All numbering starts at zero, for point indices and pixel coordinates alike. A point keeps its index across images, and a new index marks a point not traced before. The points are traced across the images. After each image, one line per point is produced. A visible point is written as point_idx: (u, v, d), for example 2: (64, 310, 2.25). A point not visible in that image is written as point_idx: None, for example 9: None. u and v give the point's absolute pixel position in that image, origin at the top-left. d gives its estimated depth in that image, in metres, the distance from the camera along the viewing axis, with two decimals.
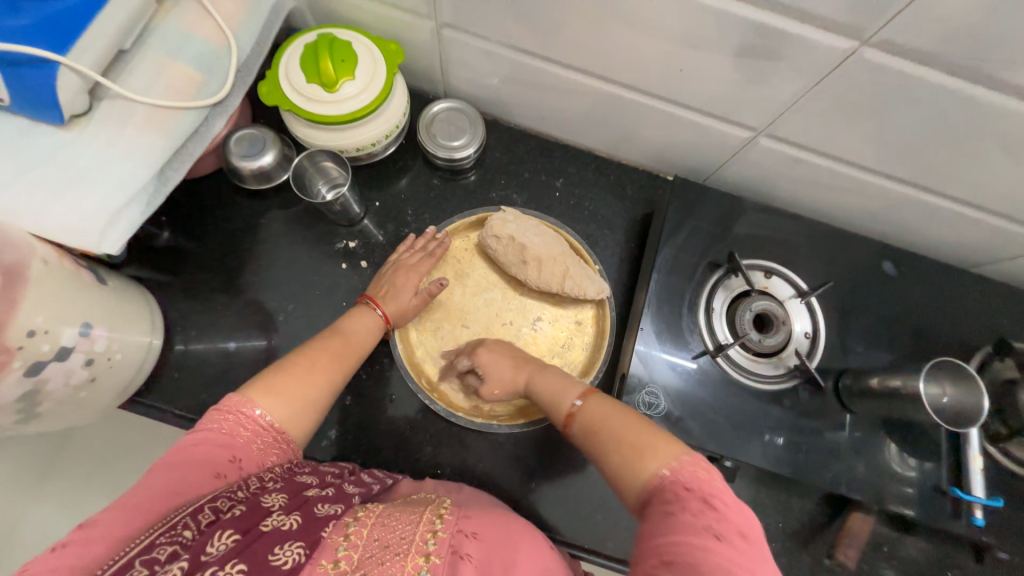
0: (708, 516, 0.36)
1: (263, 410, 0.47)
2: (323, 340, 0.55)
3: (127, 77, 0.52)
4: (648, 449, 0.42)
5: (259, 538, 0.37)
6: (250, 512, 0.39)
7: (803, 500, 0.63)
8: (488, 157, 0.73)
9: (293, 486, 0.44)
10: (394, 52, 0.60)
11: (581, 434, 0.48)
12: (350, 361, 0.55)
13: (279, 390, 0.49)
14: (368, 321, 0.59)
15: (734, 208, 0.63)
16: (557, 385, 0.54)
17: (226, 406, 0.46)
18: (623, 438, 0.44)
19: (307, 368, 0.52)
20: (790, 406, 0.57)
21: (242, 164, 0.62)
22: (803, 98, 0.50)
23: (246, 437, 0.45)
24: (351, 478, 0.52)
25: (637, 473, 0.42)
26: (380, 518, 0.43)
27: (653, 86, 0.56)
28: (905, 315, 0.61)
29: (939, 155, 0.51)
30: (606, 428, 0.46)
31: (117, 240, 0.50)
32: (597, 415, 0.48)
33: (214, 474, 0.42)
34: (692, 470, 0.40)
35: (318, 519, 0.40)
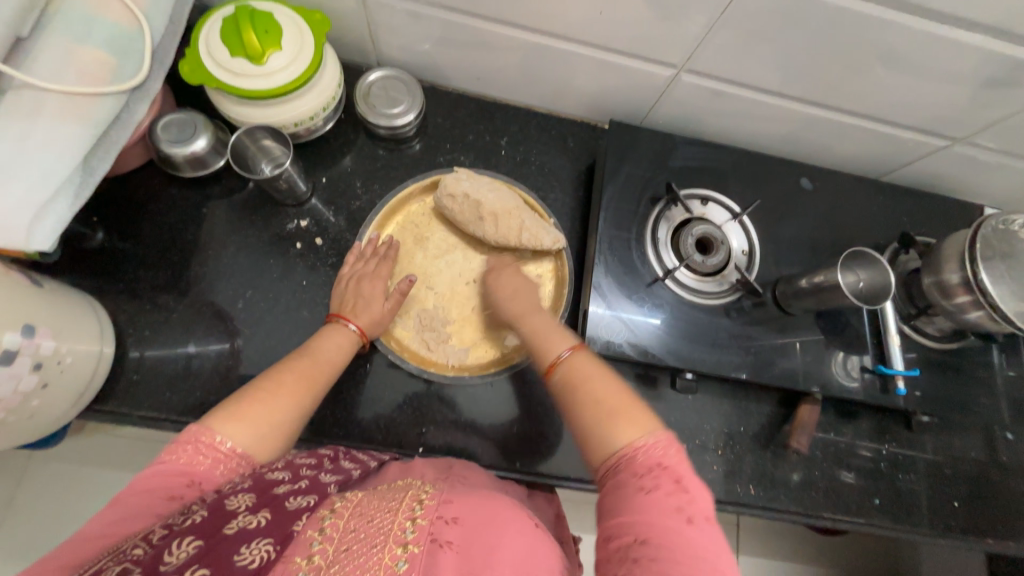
0: (678, 497, 0.39)
1: (226, 436, 0.45)
2: (292, 362, 0.54)
3: (30, 66, 0.49)
4: (623, 419, 0.44)
5: (222, 541, 0.36)
6: (212, 516, 0.39)
7: (758, 403, 0.70)
8: (430, 123, 0.73)
9: (259, 485, 0.43)
10: (319, 21, 0.59)
11: (562, 384, 0.50)
12: (318, 382, 0.54)
13: (246, 417, 0.47)
14: (338, 340, 0.59)
15: (667, 145, 0.68)
16: (547, 335, 0.55)
17: (185, 438, 0.44)
18: (604, 402, 0.46)
19: (273, 391, 0.50)
20: (735, 316, 0.63)
21: (173, 150, 0.59)
22: (711, 30, 0.54)
23: (208, 464, 0.43)
24: (329, 466, 0.51)
25: (608, 440, 0.44)
26: (356, 508, 0.42)
27: (578, 33, 0.59)
28: (824, 224, 0.69)
29: (834, 72, 0.57)
30: (590, 385, 0.48)
31: (48, 236, 0.48)
32: (579, 371, 0.49)
33: (168, 497, 0.41)
34: (662, 448, 0.42)
35: (289, 513, 0.40)
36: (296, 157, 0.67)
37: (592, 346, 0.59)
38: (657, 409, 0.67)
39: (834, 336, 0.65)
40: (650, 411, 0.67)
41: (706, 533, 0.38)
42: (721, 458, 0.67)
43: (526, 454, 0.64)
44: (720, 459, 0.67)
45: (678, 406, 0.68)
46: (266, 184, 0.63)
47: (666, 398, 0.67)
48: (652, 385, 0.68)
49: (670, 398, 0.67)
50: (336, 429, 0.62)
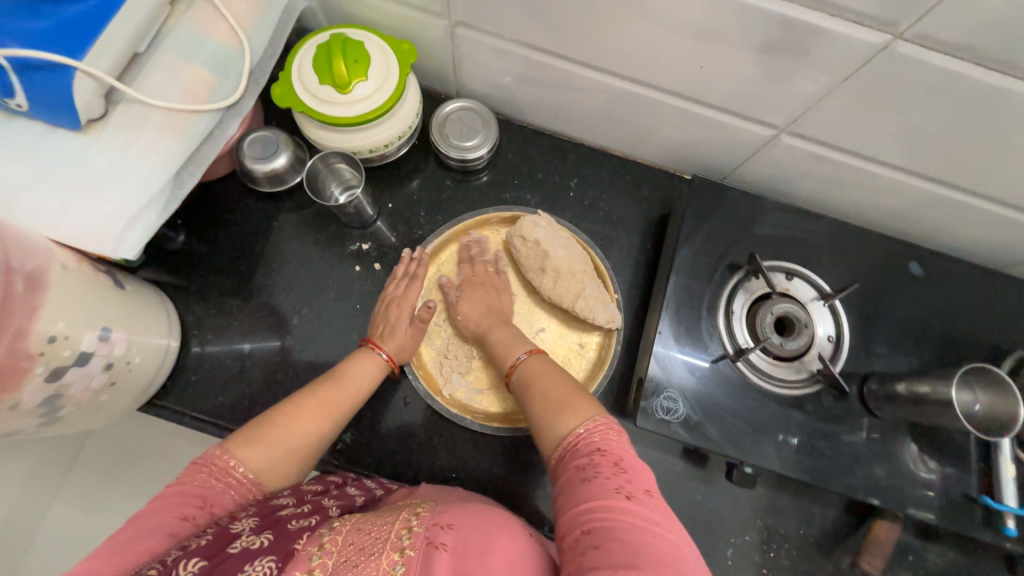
0: (618, 478, 0.39)
1: (240, 462, 0.46)
2: (320, 386, 0.54)
3: (143, 82, 0.53)
4: (568, 406, 0.46)
5: (227, 559, 0.36)
6: (217, 538, 0.38)
7: (824, 506, 0.62)
8: (501, 157, 0.72)
9: (266, 509, 0.44)
10: (406, 52, 0.59)
11: (518, 385, 0.52)
12: (339, 410, 0.53)
13: (263, 442, 0.48)
14: (366, 366, 0.57)
15: (754, 208, 0.61)
16: (508, 343, 0.58)
17: (204, 458, 0.45)
18: (551, 394, 0.48)
19: (292, 418, 0.50)
20: (811, 411, 0.56)
21: (256, 167, 0.62)
22: (827, 95, 0.48)
23: (220, 488, 0.44)
24: (334, 492, 0.51)
25: (554, 427, 0.46)
26: (355, 525, 0.42)
27: (670, 84, 0.55)
28: (933, 318, 0.59)
29: (972, 151, 0.49)
30: (541, 384, 0.50)
31: (135, 244, 0.49)
32: (535, 370, 0.52)
33: (180, 517, 0.41)
34: (604, 433, 0.43)
35: (291, 534, 0.40)
36: (366, 181, 0.68)
37: (645, 422, 0.55)
38: (704, 493, 0.61)
39: (930, 450, 0.56)
40: (697, 495, 0.61)
41: (644, 507, 0.37)
42: (772, 564, 0.60)
43: (555, 517, 0.61)
44: (771, 566, 0.60)
45: (730, 496, 0.62)
46: (335, 209, 0.65)
47: (717, 485, 0.62)
48: (702, 468, 0.62)
49: (721, 486, 0.61)
50: (368, 459, 0.61)
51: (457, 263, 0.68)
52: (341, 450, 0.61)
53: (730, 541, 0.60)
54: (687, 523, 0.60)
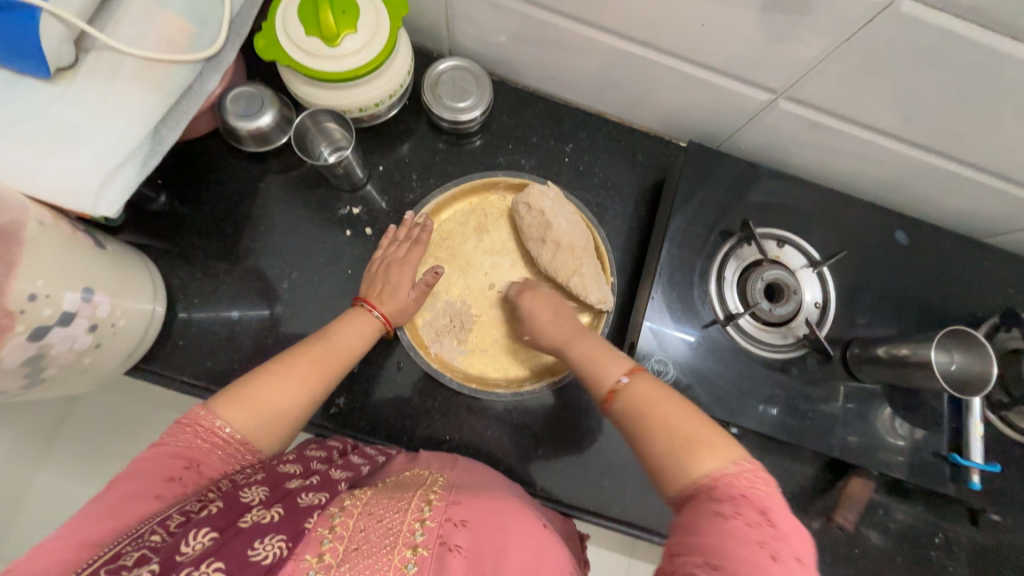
0: (764, 532, 0.34)
1: (227, 422, 0.45)
2: (308, 347, 0.53)
3: (115, 28, 0.49)
4: (700, 445, 0.39)
5: (236, 535, 0.36)
6: (225, 509, 0.39)
7: (802, 465, 0.65)
8: (495, 120, 0.70)
9: (271, 479, 0.44)
10: (399, 3, 0.55)
11: (624, 412, 0.44)
12: (329, 370, 0.52)
13: (249, 402, 0.46)
14: (356, 326, 0.57)
15: (749, 175, 0.61)
16: (603, 360, 0.49)
17: (190, 418, 0.44)
18: (675, 428, 0.41)
19: (279, 377, 0.49)
20: (796, 373, 0.58)
21: (240, 125, 0.59)
22: (827, 58, 0.48)
23: (207, 448, 0.44)
24: (338, 461, 0.52)
25: (686, 469, 0.39)
26: (366, 506, 0.42)
27: (671, 44, 0.54)
28: (915, 285, 0.61)
29: (965, 120, 0.49)
30: (654, 414, 0.42)
31: (114, 201, 0.48)
32: (642, 397, 0.44)
33: (167, 478, 0.41)
34: (749, 479, 0.37)
35: (301, 510, 0.40)
36: (356, 142, 0.66)
37: None
38: None
39: (906, 411, 0.58)
40: None
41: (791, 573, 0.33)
42: None
43: (545, 478, 0.63)
44: None
45: None
46: (325, 169, 0.62)
47: None
48: None
49: None
50: (362, 423, 0.62)
51: (461, 221, 0.68)
52: (335, 413, 0.61)
53: None
54: None
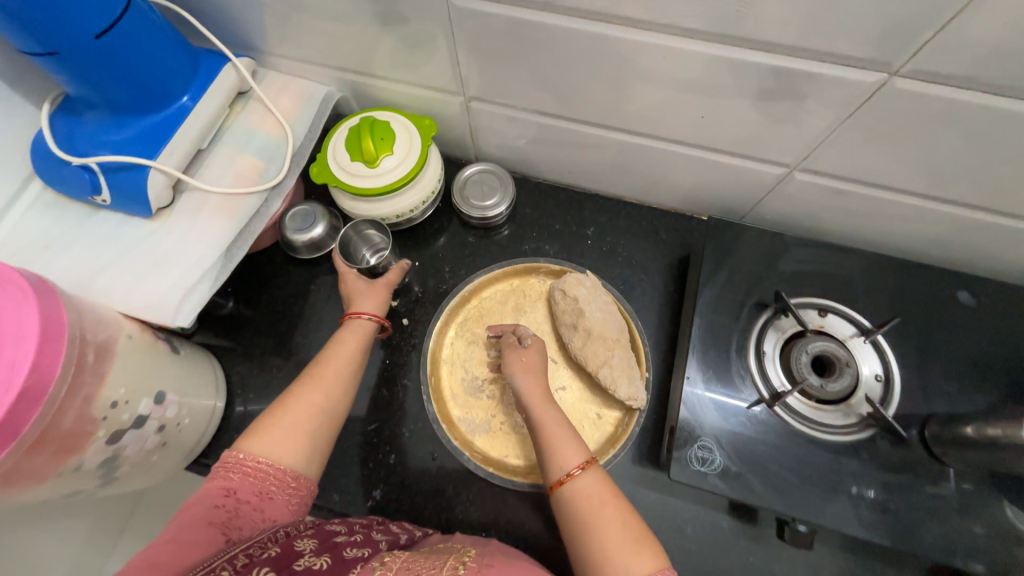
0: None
1: (245, 452, 0.47)
2: (312, 369, 0.55)
3: (205, 172, 0.61)
4: (636, 551, 0.40)
5: (293, 573, 0.37)
6: (283, 552, 0.40)
7: (901, 571, 0.55)
8: (518, 212, 0.75)
9: (320, 534, 0.45)
10: (427, 126, 0.65)
11: (573, 504, 0.44)
12: (337, 379, 0.54)
13: (261, 432, 0.49)
14: (356, 336, 0.59)
15: (776, 245, 0.60)
16: (558, 439, 0.47)
17: (223, 463, 0.46)
18: (623, 530, 0.41)
19: (286, 402, 0.51)
20: (868, 459, 0.51)
21: (295, 237, 0.68)
22: (836, 131, 0.48)
23: (237, 478, 0.45)
24: (379, 527, 0.52)
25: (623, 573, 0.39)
26: (404, 564, 0.41)
27: (676, 135, 0.57)
28: (994, 351, 0.54)
29: (1005, 175, 0.47)
30: (600, 508, 0.43)
31: (190, 312, 0.55)
32: (591, 495, 0.44)
33: (213, 505, 0.43)
34: None
35: (346, 561, 0.41)
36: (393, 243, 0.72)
37: (678, 475, 0.52)
38: (757, 554, 0.56)
39: (1019, 503, 0.49)
40: (749, 556, 0.56)
41: None
42: None
43: None
44: None
45: (788, 559, 0.56)
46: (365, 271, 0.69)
47: (770, 545, 0.56)
48: (752, 526, 0.57)
49: (775, 546, 0.56)
50: (396, 517, 0.61)
51: (501, 300, 0.69)
52: (372, 507, 0.61)
53: None
54: None
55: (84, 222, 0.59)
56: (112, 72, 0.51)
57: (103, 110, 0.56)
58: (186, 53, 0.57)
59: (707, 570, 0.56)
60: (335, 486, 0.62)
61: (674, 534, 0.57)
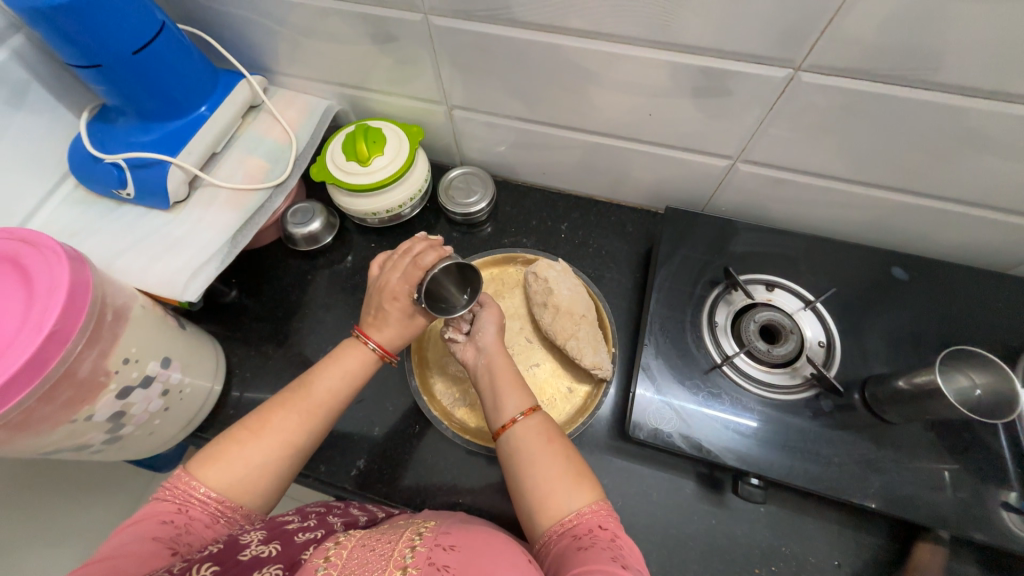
0: (614, 549, 0.40)
1: (203, 483, 0.48)
2: (288, 397, 0.53)
3: (218, 172, 0.69)
4: (573, 483, 0.46)
5: (237, 563, 0.40)
6: (227, 549, 0.43)
7: (858, 532, 0.57)
8: (499, 210, 0.83)
9: (272, 524, 0.48)
10: (415, 132, 0.74)
11: (517, 449, 0.50)
12: (311, 418, 0.53)
13: (224, 460, 0.49)
14: (351, 359, 0.57)
15: (726, 230, 0.67)
16: (507, 390, 0.54)
17: (175, 483, 0.48)
18: (561, 467, 0.47)
19: (255, 434, 0.50)
20: (813, 416, 0.55)
21: (295, 230, 0.76)
22: (763, 123, 0.56)
23: (187, 507, 0.47)
24: (338, 511, 0.55)
25: (560, 501, 0.45)
26: (359, 541, 0.45)
27: (632, 133, 0.65)
28: (926, 321, 0.60)
29: (912, 158, 0.54)
30: (540, 455, 0.48)
31: (197, 289, 0.61)
32: (533, 438, 0.50)
33: (161, 522, 0.45)
34: (603, 516, 0.44)
35: (299, 544, 0.44)
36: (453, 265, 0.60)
37: (637, 433, 0.56)
38: (718, 518, 0.59)
39: (956, 457, 0.53)
40: (711, 519, 0.59)
41: None
42: None
43: None
44: None
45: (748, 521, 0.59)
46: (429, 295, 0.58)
47: (731, 507, 0.59)
48: (714, 490, 0.60)
49: (735, 509, 0.59)
50: (379, 486, 0.64)
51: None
52: (355, 476, 0.65)
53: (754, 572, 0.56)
54: (701, 551, 0.57)
55: (109, 214, 0.66)
56: (144, 83, 0.60)
57: (133, 117, 0.64)
58: (208, 71, 0.67)
59: (671, 533, 0.58)
60: (322, 456, 0.66)
61: (639, 499, 0.60)
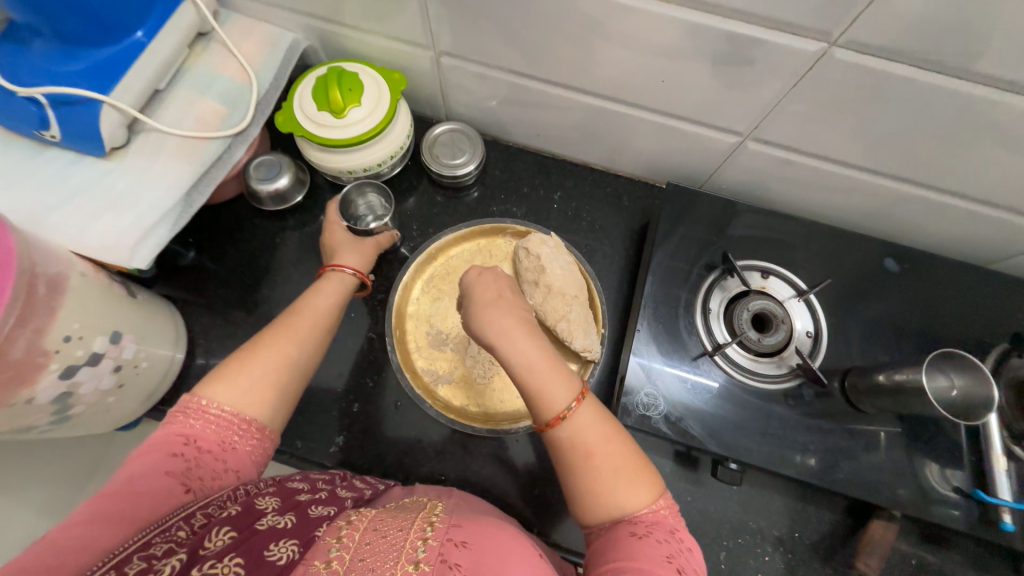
0: (671, 547, 0.39)
1: (210, 399, 0.47)
2: (282, 319, 0.55)
3: (162, 114, 0.60)
4: (628, 482, 0.42)
5: (254, 535, 0.39)
6: (244, 513, 0.41)
7: (820, 508, 0.61)
8: (488, 174, 0.76)
9: (283, 492, 0.46)
10: (397, 80, 0.65)
11: (568, 443, 0.43)
12: (308, 330, 0.54)
13: (229, 377, 0.48)
14: (329, 288, 0.59)
15: (727, 212, 0.64)
16: (548, 378, 0.43)
17: (181, 407, 0.46)
18: (615, 466, 0.42)
19: (257, 350, 0.51)
20: (795, 406, 0.57)
21: (260, 187, 0.67)
22: (784, 99, 0.51)
23: (198, 426, 0.45)
24: (343, 484, 0.53)
25: (612, 500, 0.42)
26: (371, 523, 0.42)
27: (640, 98, 0.59)
28: (911, 313, 0.61)
29: (927, 148, 0.51)
30: (596, 450, 0.42)
31: (147, 255, 0.54)
32: (585, 432, 0.43)
33: (170, 454, 0.43)
34: (665, 512, 0.42)
35: (312, 519, 0.42)
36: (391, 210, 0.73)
37: (625, 418, 0.56)
38: (694, 495, 0.61)
39: (919, 445, 0.56)
40: (687, 496, 0.61)
41: None
42: (769, 568, 0.59)
43: (545, 520, 0.61)
44: (768, 569, 0.59)
45: (722, 498, 0.61)
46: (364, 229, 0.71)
47: (707, 486, 0.62)
48: (692, 470, 0.62)
49: (710, 487, 0.61)
50: (359, 463, 0.63)
51: (467, 258, 0.71)
52: (334, 452, 0.63)
53: (723, 544, 0.60)
54: None
55: (31, 158, 0.56)
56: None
57: (50, 39, 0.53)
58: None
59: None
60: (298, 433, 0.63)
61: None
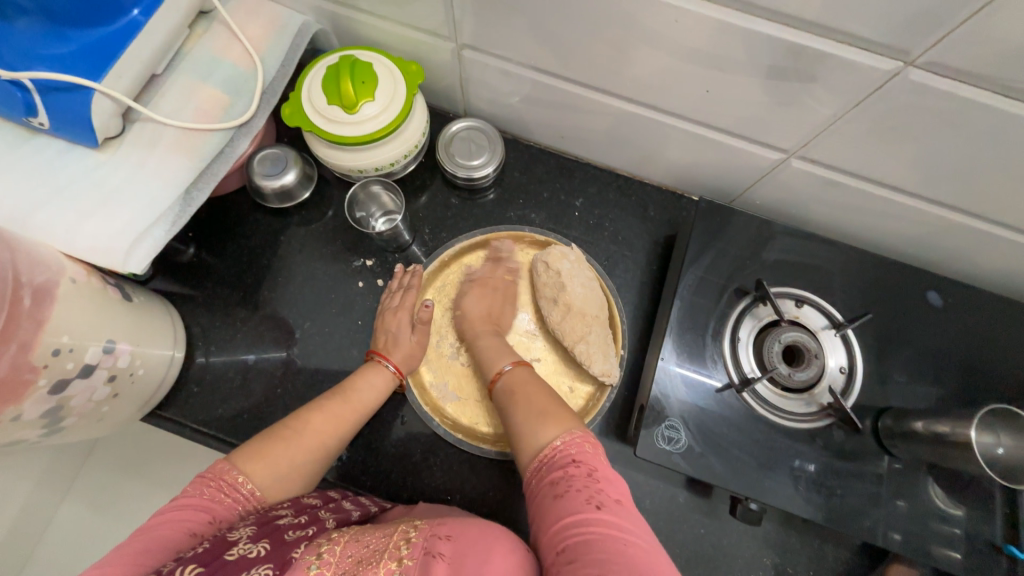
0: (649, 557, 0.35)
1: (248, 478, 0.45)
2: (326, 402, 0.54)
3: (159, 102, 0.55)
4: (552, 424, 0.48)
5: (223, 565, 0.35)
6: (213, 546, 0.38)
7: (836, 546, 0.59)
8: (506, 175, 0.72)
9: (262, 518, 0.43)
10: (414, 73, 0.60)
11: (502, 392, 0.54)
12: (346, 425, 0.53)
13: (268, 458, 0.47)
14: (375, 380, 0.57)
15: (762, 233, 0.60)
16: (494, 351, 0.59)
17: (213, 473, 0.45)
18: (534, 404, 0.50)
19: (297, 433, 0.50)
20: (822, 446, 0.54)
21: (264, 183, 0.63)
22: (841, 119, 0.46)
23: (227, 503, 0.44)
24: (330, 504, 0.50)
25: (536, 437, 0.47)
26: (353, 536, 0.41)
27: (677, 107, 0.54)
28: (951, 350, 0.57)
29: (994, 180, 0.47)
30: (527, 393, 0.52)
31: (143, 258, 0.51)
32: (519, 383, 0.54)
33: (191, 533, 0.40)
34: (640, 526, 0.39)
35: (288, 543, 0.39)
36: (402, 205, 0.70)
37: (643, 450, 0.53)
38: (708, 527, 0.59)
39: (949, 492, 0.53)
40: (700, 528, 0.59)
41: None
42: None
43: None
44: None
45: (737, 532, 0.59)
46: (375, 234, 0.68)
47: (722, 519, 0.59)
48: (707, 501, 0.60)
49: (725, 520, 0.59)
50: (362, 479, 0.61)
51: (482, 268, 0.67)
52: (337, 467, 0.60)
53: None
54: (687, 558, 0.58)
55: (16, 146, 0.52)
56: None
57: (36, 17, 0.48)
58: None
59: (659, 538, 0.59)
60: None
61: None
